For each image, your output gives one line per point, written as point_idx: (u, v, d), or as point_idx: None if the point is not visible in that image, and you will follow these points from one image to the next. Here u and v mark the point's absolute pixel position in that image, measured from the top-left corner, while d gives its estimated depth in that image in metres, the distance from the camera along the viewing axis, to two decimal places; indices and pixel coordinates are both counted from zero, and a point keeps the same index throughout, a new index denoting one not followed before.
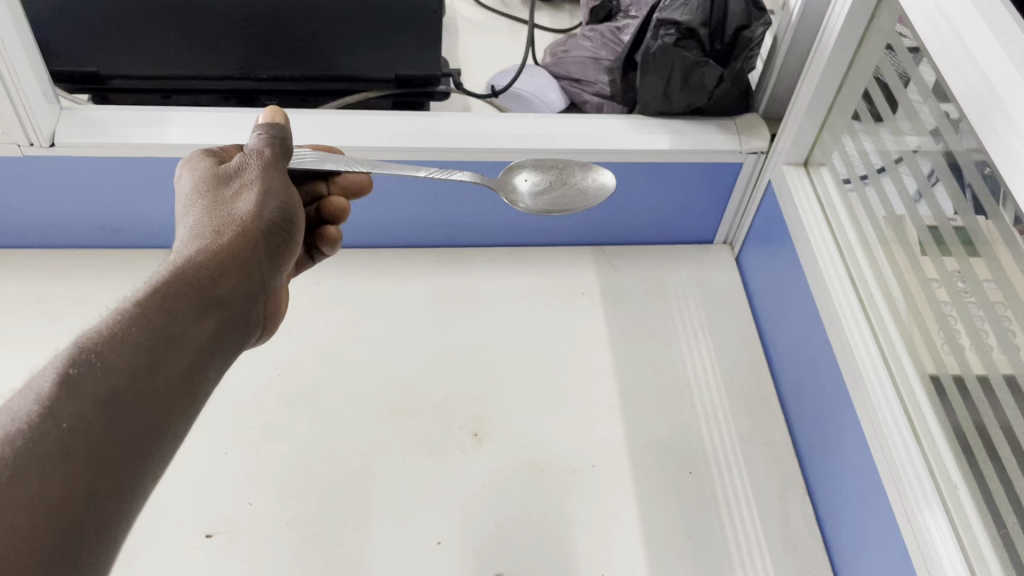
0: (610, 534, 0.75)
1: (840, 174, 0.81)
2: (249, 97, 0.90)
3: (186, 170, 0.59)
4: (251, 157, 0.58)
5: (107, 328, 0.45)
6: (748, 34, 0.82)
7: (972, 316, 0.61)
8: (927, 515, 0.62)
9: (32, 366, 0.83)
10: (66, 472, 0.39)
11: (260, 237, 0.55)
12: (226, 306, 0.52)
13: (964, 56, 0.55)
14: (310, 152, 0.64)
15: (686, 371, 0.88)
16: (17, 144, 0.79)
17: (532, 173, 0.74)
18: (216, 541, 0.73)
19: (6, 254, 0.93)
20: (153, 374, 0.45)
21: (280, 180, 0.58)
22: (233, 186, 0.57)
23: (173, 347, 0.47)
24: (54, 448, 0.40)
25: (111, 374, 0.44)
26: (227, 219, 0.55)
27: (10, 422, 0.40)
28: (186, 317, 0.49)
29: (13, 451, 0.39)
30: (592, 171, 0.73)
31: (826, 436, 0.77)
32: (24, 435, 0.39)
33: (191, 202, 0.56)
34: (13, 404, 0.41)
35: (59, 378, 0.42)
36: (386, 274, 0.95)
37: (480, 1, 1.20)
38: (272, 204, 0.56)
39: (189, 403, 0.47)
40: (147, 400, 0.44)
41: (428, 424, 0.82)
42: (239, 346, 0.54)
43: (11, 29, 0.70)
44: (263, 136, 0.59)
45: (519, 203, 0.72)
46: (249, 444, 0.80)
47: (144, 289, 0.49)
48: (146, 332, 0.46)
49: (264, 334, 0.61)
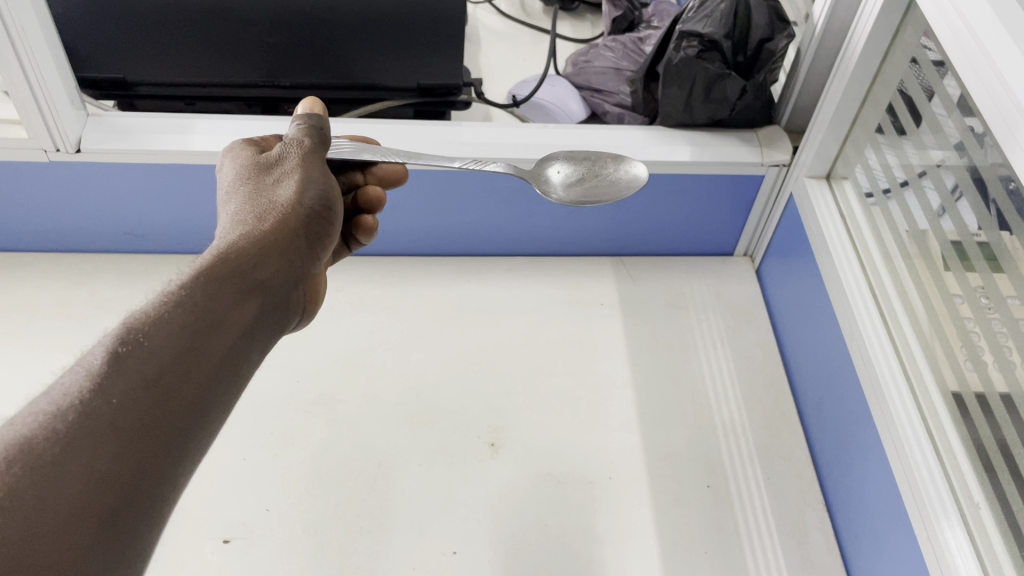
0: (627, 546, 0.75)
1: (862, 187, 0.80)
2: (273, 106, 0.93)
3: (229, 159, 0.60)
4: (290, 145, 0.58)
5: (153, 309, 0.46)
6: (770, 47, 0.81)
7: (995, 333, 0.60)
8: (948, 532, 0.61)
9: (52, 368, 0.84)
10: (114, 448, 0.40)
11: (299, 224, 0.55)
12: (267, 290, 0.52)
13: (990, 71, 0.54)
14: (348, 142, 0.65)
15: (705, 384, 0.88)
16: (44, 149, 0.79)
17: (564, 164, 0.73)
18: (233, 546, 0.73)
19: (31, 258, 0.94)
20: (197, 354, 0.45)
21: (321, 170, 0.58)
22: (274, 174, 0.58)
23: (216, 328, 0.47)
24: (104, 424, 0.40)
25: (158, 355, 0.44)
26: (268, 206, 0.55)
27: (60, 398, 0.40)
28: (229, 300, 0.49)
29: (66, 424, 0.39)
30: (625, 163, 0.73)
31: (846, 452, 0.76)
32: (75, 410, 0.40)
33: (232, 189, 0.57)
34: (62, 382, 0.42)
35: (107, 356, 0.42)
36: (406, 282, 0.96)
37: (502, 12, 1.21)
38: (312, 191, 0.57)
39: (230, 385, 0.47)
40: (190, 380, 0.45)
41: (446, 433, 0.82)
42: (279, 331, 0.54)
43: (38, 35, 0.71)
44: (301, 127, 0.59)
45: (552, 193, 0.71)
46: (268, 451, 0.80)
47: (189, 273, 0.49)
48: (191, 313, 0.46)
49: (305, 319, 0.61)
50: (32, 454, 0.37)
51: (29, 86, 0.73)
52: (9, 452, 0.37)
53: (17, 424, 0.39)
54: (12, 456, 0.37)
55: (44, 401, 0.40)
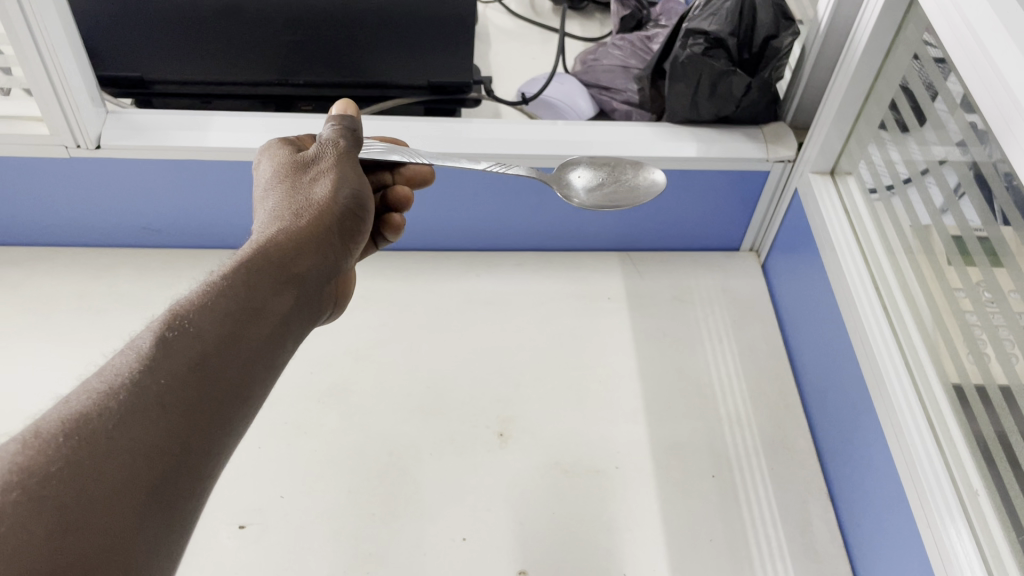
0: (633, 534, 0.76)
1: (866, 183, 0.81)
2: (287, 103, 0.93)
3: (267, 157, 0.62)
4: (327, 146, 0.61)
5: (197, 297, 0.48)
6: (776, 43, 0.83)
7: (995, 326, 0.61)
8: (949, 520, 0.62)
9: (72, 359, 0.86)
10: (163, 425, 0.42)
11: (334, 220, 0.57)
12: (305, 283, 0.54)
13: (989, 68, 0.55)
14: (379, 144, 0.67)
15: (710, 377, 0.89)
16: (65, 146, 0.82)
17: (586, 169, 0.75)
18: (248, 532, 0.75)
19: (51, 252, 0.96)
20: (238, 340, 0.47)
21: (353, 171, 0.61)
22: (311, 172, 0.60)
23: (256, 315, 0.49)
24: (152, 402, 0.42)
25: (202, 339, 0.46)
26: (304, 203, 0.57)
27: (112, 377, 0.43)
28: (268, 290, 0.51)
29: (117, 402, 0.41)
30: (644, 170, 0.74)
31: (849, 443, 0.77)
32: (125, 389, 0.42)
33: (270, 187, 0.59)
34: (113, 363, 0.44)
35: (155, 339, 0.45)
36: (416, 277, 0.97)
37: (512, 11, 1.22)
38: (346, 190, 0.59)
39: (269, 370, 0.49)
40: (233, 365, 0.47)
41: (456, 423, 0.84)
42: (314, 322, 0.56)
43: (60, 34, 0.73)
44: (335, 127, 0.62)
45: (574, 197, 0.73)
46: (281, 441, 0.82)
47: (231, 265, 0.51)
48: (233, 302, 0.49)
49: (335, 312, 0.63)
50: (87, 428, 0.40)
51: (51, 82, 0.75)
52: (65, 426, 0.39)
53: (72, 400, 0.41)
54: (67, 430, 0.39)
55: (96, 380, 0.43)
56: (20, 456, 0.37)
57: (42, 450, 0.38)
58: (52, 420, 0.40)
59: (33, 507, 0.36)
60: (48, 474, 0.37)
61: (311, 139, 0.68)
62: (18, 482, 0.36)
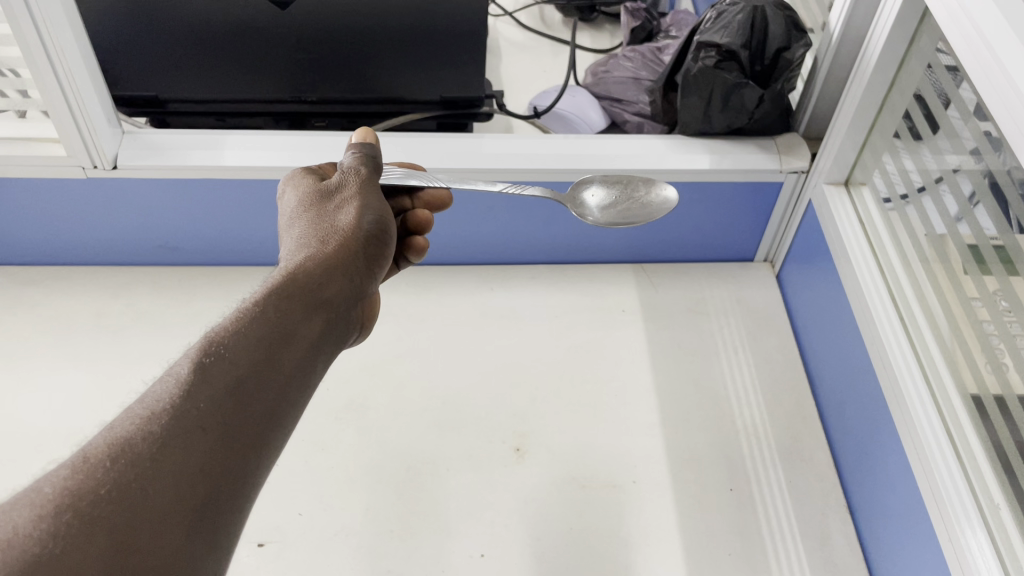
0: (651, 548, 0.76)
1: (880, 192, 0.81)
2: (301, 120, 0.97)
3: (290, 188, 0.63)
4: (348, 174, 0.61)
5: (231, 323, 0.49)
6: (788, 56, 0.83)
7: (1013, 337, 0.61)
8: (970, 533, 0.62)
9: (88, 380, 0.87)
10: (202, 448, 0.42)
11: (359, 246, 0.58)
12: (333, 307, 0.54)
13: (1004, 81, 0.54)
14: (398, 170, 0.67)
15: (726, 389, 0.89)
16: (81, 166, 0.82)
17: (599, 188, 0.75)
18: (267, 550, 0.75)
19: (67, 271, 0.97)
20: (272, 364, 0.48)
21: (376, 198, 0.61)
22: (335, 200, 0.60)
23: (289, 340, 0.50)
24: (193, 426, 0.42)
25: (236, 365, 0.46)
26: (329, 230, 0.58)
27: (153, 403, 0.43)
28: (298, 316, 0.51)
29: (158, 427, 0.42)
30: (656, 186, 0.74)
31: (868, 453, 0.77)
32: (167, 414, 0.42)
33: (296, 215, 0.59)
34: (154, 389, 0.44)
35: (193, 365, 0.45)
36: (431, 291, 0.98)
37: (522, 24, 1.23)
38: (369, 216, 0.59)
39: (301, 392, 0.49)
40: (266, 388, 0.47)
41: (473, 438, 0.84)
42: (341, 345, 0.56)
43: (76, 56, 0.74)
44: (355, 156, 0.62)
45: (587, 215, 0.73)
46: (299, 457, 0.82)
47: (261, 292, 0.52)
48: (265, 326, 0.49)
49: (362, 335, 0.64)
50: (131, 453, 0.40)
51: (68, 106, 0.76)
52: (111, 451, 0.40)
53: (116, 427, 0.42)
54: (113, 453, 0.40)
55: (138, 406, 0.43)
56: (70, 480, 0.38)
57: (90, 474, 0.38)
58: (99, 444, 0.40)
59: (84, 528, 0.36)
60: (97, 496, 0.38)
61: (331, 167, 0.68)
62: (70, 505, 0.37)
